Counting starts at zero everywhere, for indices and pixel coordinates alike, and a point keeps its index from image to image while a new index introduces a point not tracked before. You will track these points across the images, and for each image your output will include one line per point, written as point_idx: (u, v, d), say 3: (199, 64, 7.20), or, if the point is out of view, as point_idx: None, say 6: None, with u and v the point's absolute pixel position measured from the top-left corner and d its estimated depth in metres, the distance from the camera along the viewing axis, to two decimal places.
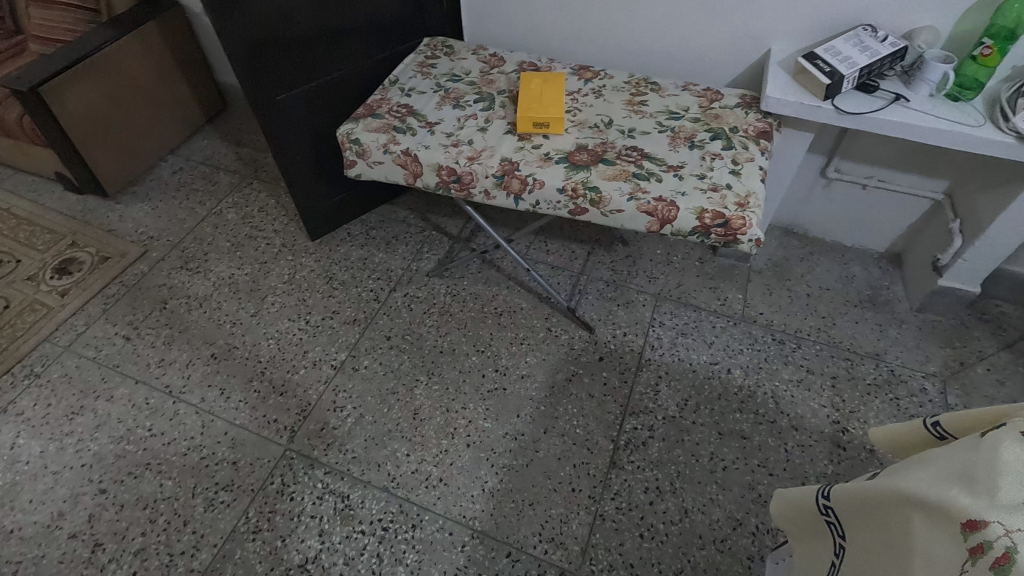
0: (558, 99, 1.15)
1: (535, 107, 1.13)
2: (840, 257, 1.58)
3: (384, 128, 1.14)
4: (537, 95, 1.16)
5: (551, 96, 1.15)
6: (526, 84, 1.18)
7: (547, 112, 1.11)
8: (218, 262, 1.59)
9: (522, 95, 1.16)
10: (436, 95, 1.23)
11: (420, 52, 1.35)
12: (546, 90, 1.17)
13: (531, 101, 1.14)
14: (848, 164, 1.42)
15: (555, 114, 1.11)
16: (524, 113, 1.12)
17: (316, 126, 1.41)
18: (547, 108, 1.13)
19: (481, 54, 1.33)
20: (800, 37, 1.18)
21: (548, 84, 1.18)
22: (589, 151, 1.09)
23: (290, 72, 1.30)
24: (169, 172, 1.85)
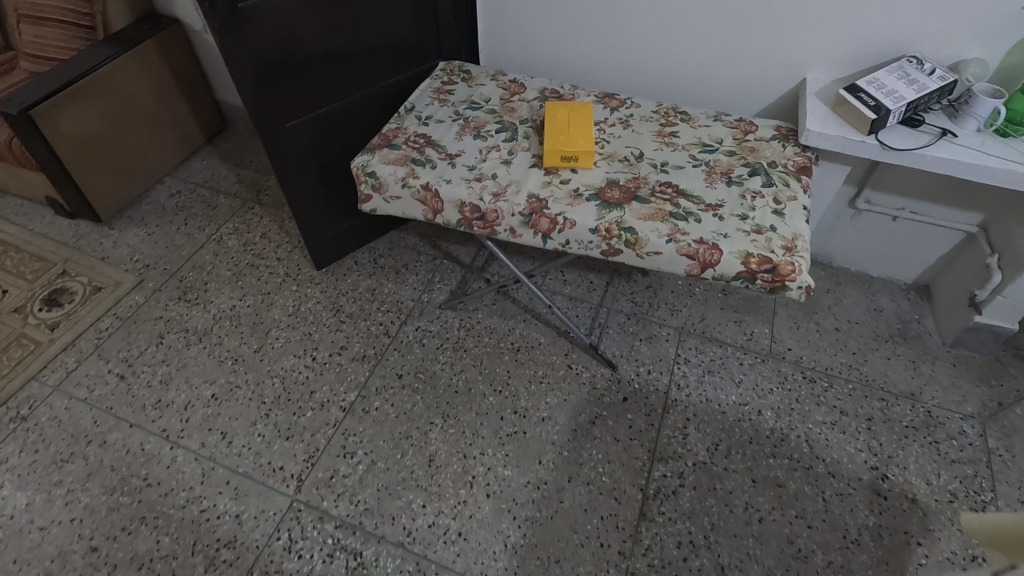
0: (586, 130, 1.09)
1: (562, 139, 1.06)
2: (867, 288, 1.52)
3: (402, 161, 1.08)
4: (564, 126, 1.09)
5: (579, 127, 1.09)
6: (551, 114, 1.12)
7: (575, 146, 1.05)
8: (218, 293, 1.51)
9: (548, 126, 1.10)
10: (456, 124, 1.17)
11: (436, 77, 1.28)
12: (574, 121, 1.10)
13: (558, 132, 1.08)
14: (878, 194, 1.37)
15: (584, 147, 1.05)
16: (551, 146, 1.05)
17: (325, 152, 1.34)
18: (575, 140, 1.06)
19: (501, 80, 1.27)
20: (838, 67, 1.13)
21: (576, 114, 1.12)
22: (622, 188, 1.03)
23: (299, 98, 1.23)
24: (166, 195, 1.77)
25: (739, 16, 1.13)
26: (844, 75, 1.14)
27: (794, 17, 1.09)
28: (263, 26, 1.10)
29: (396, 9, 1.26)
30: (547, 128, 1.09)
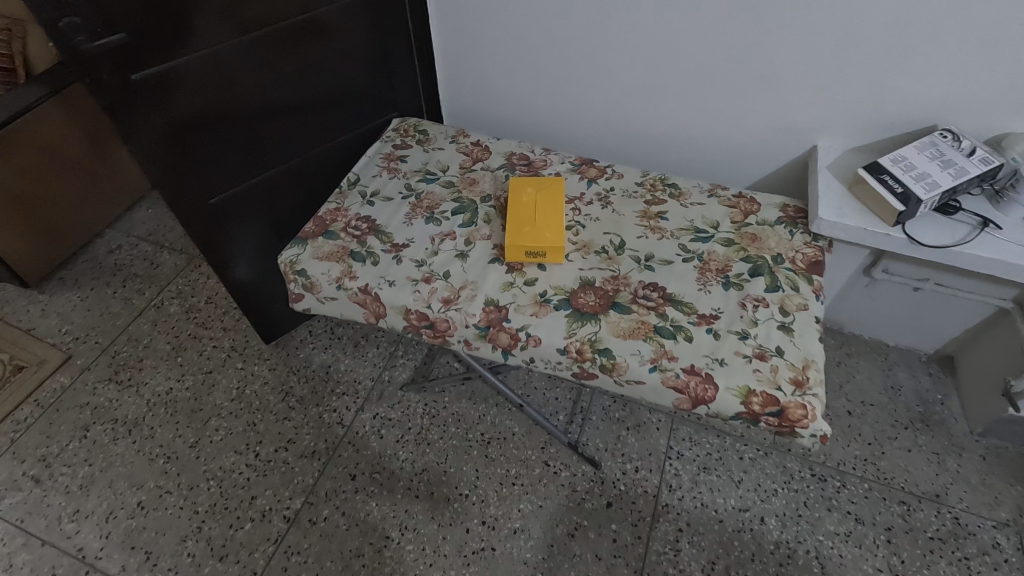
0: (556, 215, 0.91)
1: (527, 229, 0.89)
2: (883, 360, 1.35)
3: (338, 256, 0.91)
4: (530, 211, 0.92)
5: (548, 212, 0.92)
6: (516, 195, 0.95)
7: (542, 238, 0.88)
8: (154, 373, 1.35)
9: (511, 211, 0.93)
10: (406, 202, 1.00)
11: (387, 138, 1.11)
12: (542, 204, 0.93)
13: (522, 220, 0.91)
14: (897, 263, 1.19)
15: (553, 239, 0.88)
16: (514, 239, 0.88)
17: (265, 224, 1.17)
18: (543, 230, 0.89)
19: (461, 142, 1.10)
20: (855, 135, 0.96)
21: (544, 194, 0.95)
22: (598, 291, 0.86)
23: (227, 170, 1.05)
24: (105, 251, 1.60)
25: (737, 74, 0.95)
26: (861, 144, 0.96)
27: (803, 78, 0.92)
28: (174, 96, 0.91)
29: (339, 62, 1.08)
30: (510, 213, 0.92)
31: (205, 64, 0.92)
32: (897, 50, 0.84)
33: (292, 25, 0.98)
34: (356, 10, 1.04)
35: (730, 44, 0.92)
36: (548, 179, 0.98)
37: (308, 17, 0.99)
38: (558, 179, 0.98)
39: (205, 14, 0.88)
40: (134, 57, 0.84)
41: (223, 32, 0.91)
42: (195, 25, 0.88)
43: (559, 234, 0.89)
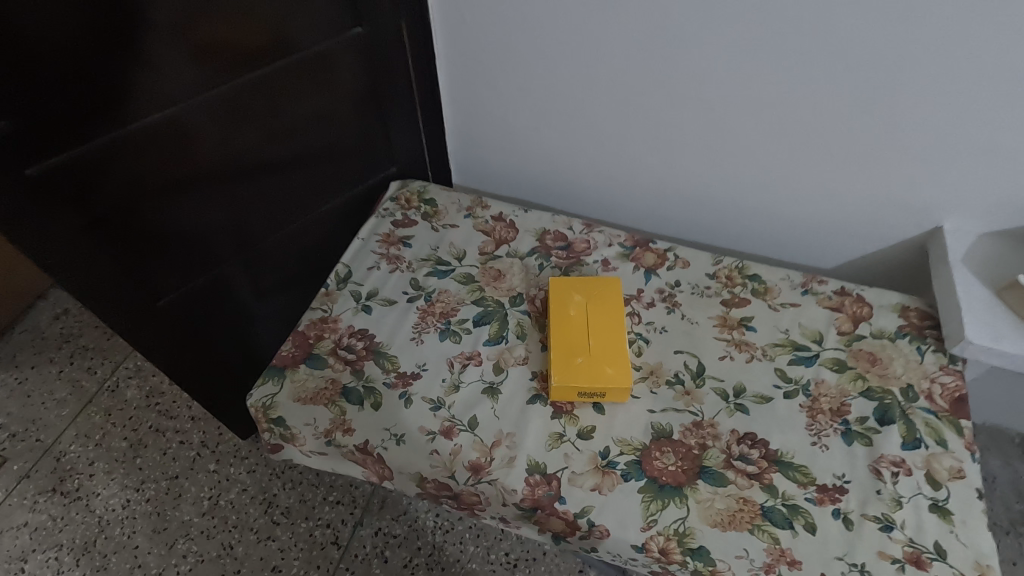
0: (616, 341, 0.70)
1: (580, 361, 0.68)
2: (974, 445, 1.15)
3: (326, 397, 0.69)
4: (581, 333, 0.71)
5: (605, 334, 0.70)
6: (561, 305, 0.73)
7: (601, 377, 0.66)
8: (107, 480, 1.12)
9: (556, 330, 0.71)
10: (413, 307, 0.77)
11: (384, 210, 0.88)
12: (596, 320, 0.72)
13: (572, 346, 0.69)
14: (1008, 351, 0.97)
15: (616, 378, 0.66)
16: (562, 376, 0.66)
17: (230, 312, 0.94)
18: (600, 364, 0.68)
19: (480, 216, 0.87)
20: (996, 218, 0.74)
21: (598, 306, 0.73)
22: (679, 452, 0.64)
23: (181, 260, 0.81)
24: (49, 317, 1.35)
25: (846, 137, 0.73)
26: (1002, 229, 0.74)
27: (938, 147, 0.69)
28: (103, 180, 0.68)
29: (322, 114, 0.86)
30: (554, 334, 0.70)
31: (139, 140, 0.68)
32: None
33: (261, 75, 0.76)
34: (341, 48, 0.81)
35: (842, 100, 0.69)
36: (599, 280, 0.76)
37: (284, 65, 0.77)
38: (613, 281, 0.76)
39: (142, 72, 0.65)
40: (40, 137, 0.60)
41: (159, 95, 0.68)
42: (128, 86, 0.65)
43: (623, 370, 0.67)
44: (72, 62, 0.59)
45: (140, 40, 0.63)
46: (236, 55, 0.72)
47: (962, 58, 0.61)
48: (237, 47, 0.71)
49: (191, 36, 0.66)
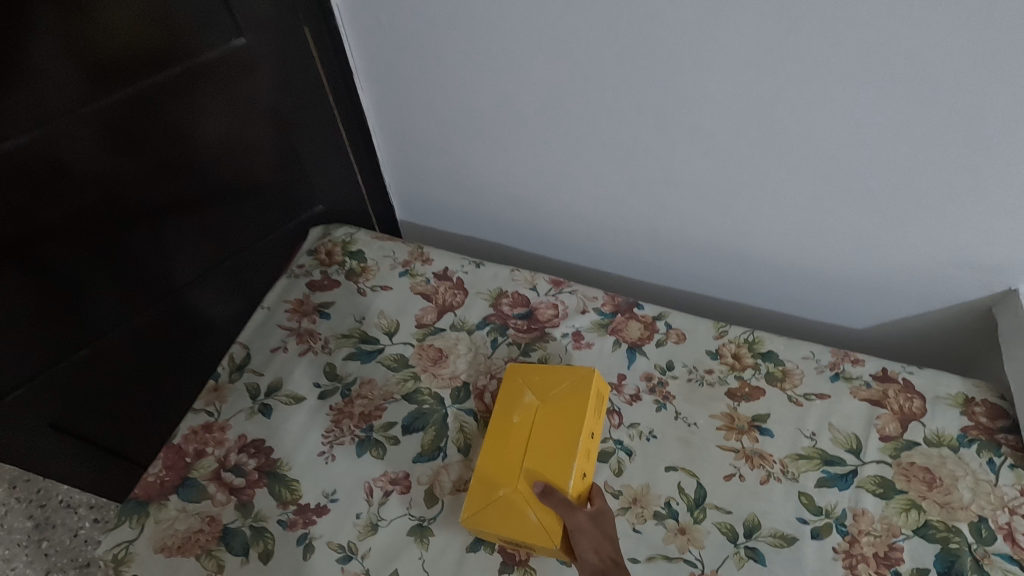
0: (559, 470, 0.50)
1: (500, 496, 0.50)
2: None
3: (200, 545, 0.51)
4: (515, 448, 0.52)
5: (547, 455, 0.51)
6: (503, 407, 0.55)
7: (517, 526, 0.48)
8: (5, 570, 0.95)
9: (483, 442, 0.54)
10: (326, 405, 0.59)
11: (299, 269, 0.70)
12: (541, 434, 0.52)
13: (494, 469, 0.52)
14: None
15: (537, 531, 0.48)
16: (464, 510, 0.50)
17: (136, 381, 0.77)
18: (524, 502, 0.50)
19: (419, 274, 0.69)
20: None
21: (552, 413, 0.53)
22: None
23: (62, 324, 0.66)
24: None
25: (894, 177, 0.54)
26: None
27: None
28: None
29: (229, 138, 0.69)
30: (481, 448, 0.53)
31: None
32: None
33: (140, 91, 0.59)
34: (236, 54, 0.64)
35: (889, 129, 0.50)
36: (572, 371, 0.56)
37: (169, 78, 0.60)
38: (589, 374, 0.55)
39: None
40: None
41: None
42: None
43: (553, 520, 0.48)
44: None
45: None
46: (98, 69, 0.55)
47: None
48: (96, 59, 0.55)
49: None
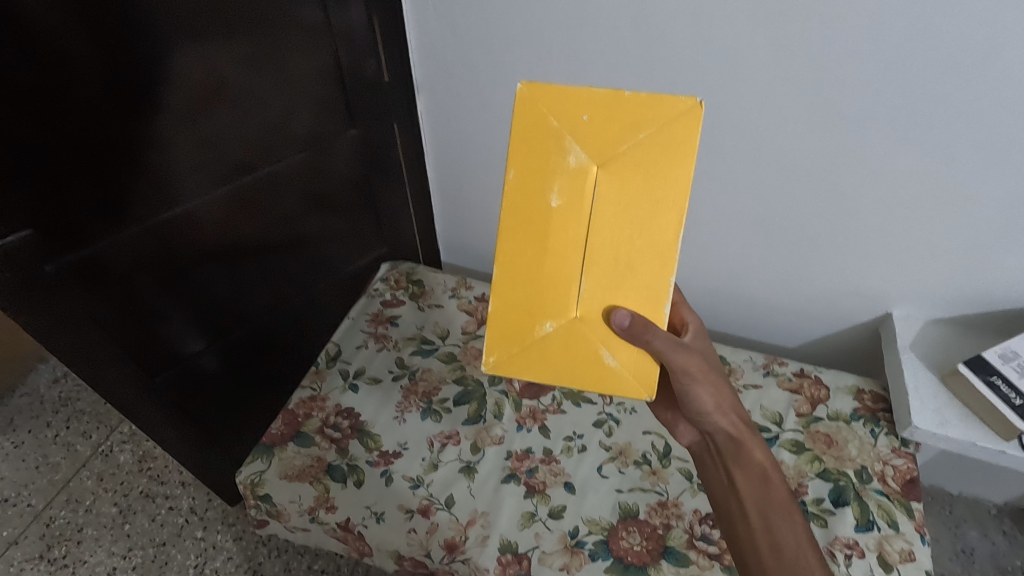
0: (632, 294, 0.53)
1: (551, 332, 0.56)
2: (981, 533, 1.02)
3: (311, 474, 0.72)
4: (569, 246, 0.53)
5: (611, 267, 0.53)
6: (544, 186, 0.52)
7: (591, 364, 0.56)
8: (94, 547, 1.11)
9: (524, 232, 0.53)
10: (398, 385, 0.82)
11: (375, 291, 0.96)
12: (602, 224, 0.52)
13: (551, 302, 0.55)
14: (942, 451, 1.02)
15: (617, 371, 0.56)
16: (522, 351, 0.56)
17: (211, 391, 0.98)
18: (593, 340, 0.55)
19: (464, 297, 0.95)
20: (939, 307, 0.79)
21: (616, 183, 0.51)
22: (682, 432, 0.68)
23: (155, 352, 0.85)
24: (45, 382, 1.39)
25: (796, 231, 0.79)
26: (947, 316, 0.80)
27: (880, 243, 0.76)
28: (89, 284, 0.72)
29: (297, 212, 0.92)
30: (524, 238, 0.54)
31: (138, 240, 0.75)
32: (1016, 225, 0.67)
33: (241, 182, 0.82)
34: (323, 150, 0.89)
35: (785, 198, 0.77)
36: (646, 122, 0.49)
37: (268, 171, 0.84)
38: (676, 120, 0.49)
39: (131, 182, 0.70)
40: (38, 250, 0.65)
41: (161, 202, 0.74)
42: (136, 189, 0.71)
43: (632, 358, 0.55)
44: (66, 179, 0.64)
45: (130, 155, 0.68)
46: (218, 166, 0.78)
47: (890, 167, 0.69)
48: (271, 144, 0.82)
49: (189, 149, 0.73)
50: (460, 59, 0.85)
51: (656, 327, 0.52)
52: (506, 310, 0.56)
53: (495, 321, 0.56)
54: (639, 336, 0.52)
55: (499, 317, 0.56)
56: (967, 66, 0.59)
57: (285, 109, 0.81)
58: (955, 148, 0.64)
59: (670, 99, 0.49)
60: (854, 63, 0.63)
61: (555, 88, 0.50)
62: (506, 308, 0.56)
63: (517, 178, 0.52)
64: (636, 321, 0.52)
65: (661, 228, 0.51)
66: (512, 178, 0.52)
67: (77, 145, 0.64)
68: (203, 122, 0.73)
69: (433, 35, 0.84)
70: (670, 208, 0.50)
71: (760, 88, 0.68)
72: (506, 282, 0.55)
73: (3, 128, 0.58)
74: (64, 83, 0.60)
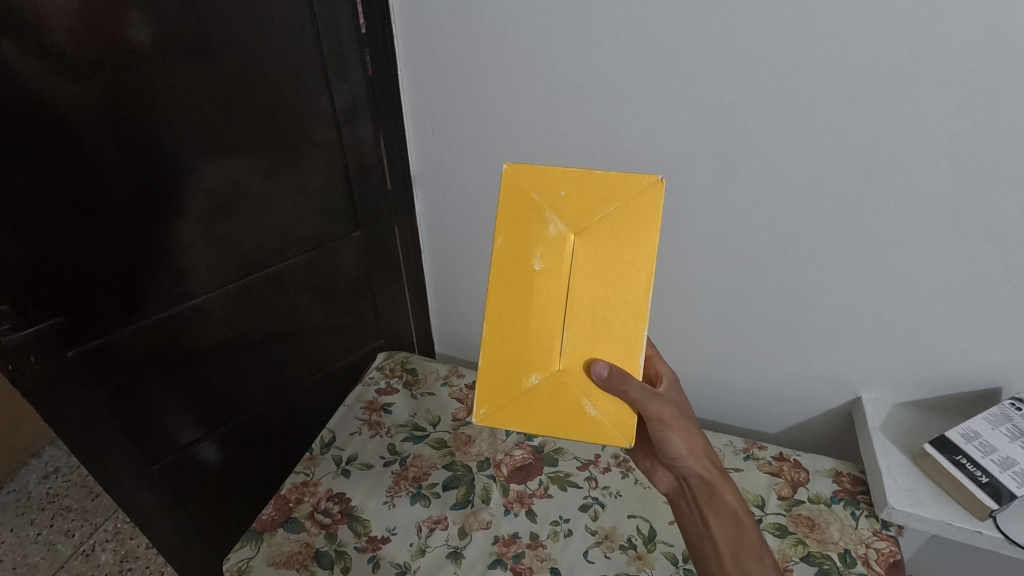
0: (610, 347, 0.58)
1: (537, 385, 0.61)
2: None
3: (298, 560, 0.73)
4: (552, 304, 0.60)
5: (591, 323, 0.59)
6: (528, 251, 0.59)
7: (575, 415, 0.59)
8: None
9: (511, 294, 0.59)
10: (389, 470, 0.84)
11: (371, 379, 1.02)
12: (581, 284, 0.59)
13: (537, 356, 0.61)
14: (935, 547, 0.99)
15: (599, 422, 0.59)
16: (510, 405, 0.60)
17: (202, 481, 0.99)
18: (578, 393, 0.60)
19: (455, 384, 1.01)
20: (903, 391, 0.84)
21: (591, 250, 0.58)
22: (661, 478, 0.75)
23: (151, 440, 0.88)
24: (35, 478, 1.36)
25: (762, 318, 0.86)
26: (912, 399, 0.84)
27: (839, 329, 0.82)
28: (101, 372, 0.78)
29: (301, 306, 0.99)
30: (509, 299, 0.59)
31: (154, 331, 0.81)
32: (955, 312, 0.74)
33: (251, 278, 0.89)
34: (327, 251, 0.98)
35: (747, 289, 0.85)
36: (615, 197, 0.57)
37: (277, 268, 0.92)
38: (642, 194, 0.56)
39: (152, 278, 0.78)
40: (61, 337, 0.72)
41: (177, 296, 0.82)
42: (157, 282, 0.79)
43: (616, 411, 0.59)
44: (92, 274, 0.72)
45: (153, 253, 0.77)
46: (231, 264, 0.86)
47: (835, 261, 0.77)
48: (284, 243, 0.91)
49: (210, 247, 0.82)
50: (454, 172, 0.97)
51: (632, 377, 0.56)
52: (495, 366, 0.60)
53: (484, 376, 0.60)
54: (616, 386, 0.56)
55: (489, 372, 0.60)
56: (885, 179, 0.68)
57: (298, 214, 0.91)
58: (887, 243, 0.72)
59: (634, 178, 0.56)
60: (790, 174, 0.72)
61: (535, 170, 0.58)
62: (494, 365, 0.60)
63: (503, 245, 0.58)
64: (614, 372, 0.57)
65: (633, 288, 0.57)
66: (498, 246, 0.58)
67: (111, 246, 0.72)
68: (222, 224, 0.82)
69: (431, 152, 0.97)
70: (640, 270, 0.57)
71: (713, 195, 0.78)
72: (494, 340, 0.60)
73: (52, 230, 0.67)
74: (105, 193, 0.69)
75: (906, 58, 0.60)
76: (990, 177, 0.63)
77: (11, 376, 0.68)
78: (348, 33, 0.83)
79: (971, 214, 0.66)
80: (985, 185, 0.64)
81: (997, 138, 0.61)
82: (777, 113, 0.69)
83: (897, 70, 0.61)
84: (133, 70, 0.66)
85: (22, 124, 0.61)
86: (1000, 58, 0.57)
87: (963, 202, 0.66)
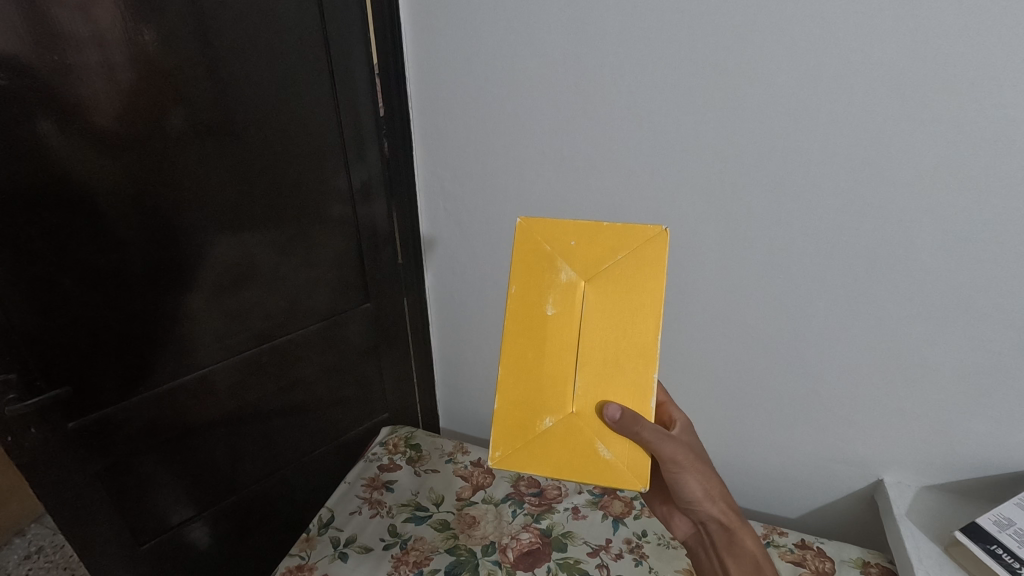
0: (623, 390, 0.57)
1: (551, 429, 0.58)
2: None
3: None
4: (566, 349, 0.59)
5: (602, 366, 0.58)
6: (540, 297, 0.59)
7: (588, 460, 0.57)
8: None
9: (524, 338, 0.59)
10: (388, 554, 0.80)
11: (373, 455, 0.99)
12: (593, 327, 0.58)
13: (549, 400, 0.59)
14: None
15: (614, 465, 0.56)
16: (525, 448, 0.58)
17: (188, 565, 0.94)
18: (592, 435, 0.57)
19: (460, 461, 0.98)
20: (927, 475, 0.80)
21: (601, 296, 0.58)
22: (678, 523, 0.74)
23: (138, 520, 0.84)
24: (14, 559, 1.24)
25: (775, 395, 0.85)
26: (938, 483, 0.80)
27: (853, 408, 0.80)
28: (99, 444, 0.76)
29: (308, 378, 0.99)
30: (521, 345, 0.59)
31: (157, 401, 0.80)
32: (974, 392, 0.72)
33: (258, 350, 0.89)
34: (335, 324, 0.98)
35: (758, 366, 0.84)
36: (622, 246, 0.58)
37: (286, 337, 0.92)
38: (647, 243, 0.57)
39: (160, 347, 0.78)
40: (63, 409, 0.72)
41: (182, 367, 0.81)
42: (163, 349, 0.78)
43: (632, 456, 0.57)
44: (99, 341, 0.72)
45: (165, 323, 0.77)
46: (239, 334, 0.86)
47: (846, 337, 0.76)
48: (293, 311, 0.92)
49: (220, 315, 0.83)
50: (463, 247, 0.99)
51: (644, 419, 0.55)
52: (510, 408, 0.59)
53: (500, 419, 0.59)
54: (629, 428, 0.55)
55: (503, 416, 0.59)
56: (890, 255, 0.69)
57: (311, 285, 0.93)
58: (897, 321, 0.72)
59: (639, 228, 0.57)
60: (793, 251, 0.74)
61: (548, 222, 0.59)
62: (509, 407, 0.59)
63: (516, 292, 0.59)
64: (626, 415, 0.55)
65: (642, 332, 0.56)
66: (513, 292, 0.59)
67: (122, 314, 0.73)
68: (234, 296, 0.83)
69: (441, 229, 1.00)
70: (649, 315, 0.56)
71: (719, 272, 0.80)
72: (508, 384, 0.59)
73: (66, 298, 0.68)
74: (121, 267, 0.71)
75: (897, 144, 0.64)
76: (993, 254, 0.64)
77: (10, 451, 0.68)
78: (368, 118, 0.88)
79: (978, 291, 0.67)
80: (990, 263, 0.65)
81: (994, 219, 0.63)
82: (779, 194, 0.71)
83: (889, 156, 0.65)
84: (160, 146, 0.70)
85: (50, 198, 0.64)
86: (992, 145, 0.60)
87: (969, 279, 0.67)
